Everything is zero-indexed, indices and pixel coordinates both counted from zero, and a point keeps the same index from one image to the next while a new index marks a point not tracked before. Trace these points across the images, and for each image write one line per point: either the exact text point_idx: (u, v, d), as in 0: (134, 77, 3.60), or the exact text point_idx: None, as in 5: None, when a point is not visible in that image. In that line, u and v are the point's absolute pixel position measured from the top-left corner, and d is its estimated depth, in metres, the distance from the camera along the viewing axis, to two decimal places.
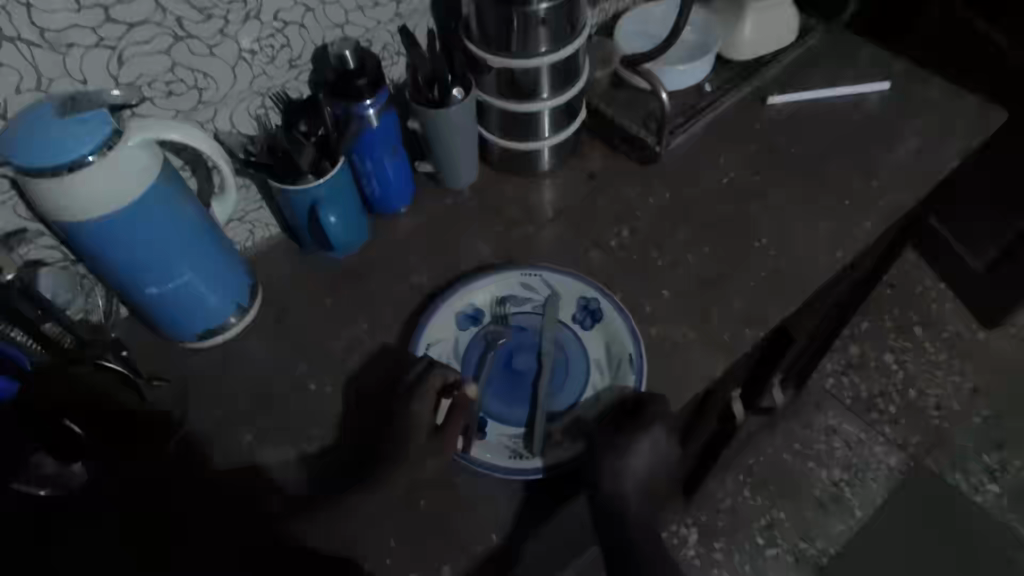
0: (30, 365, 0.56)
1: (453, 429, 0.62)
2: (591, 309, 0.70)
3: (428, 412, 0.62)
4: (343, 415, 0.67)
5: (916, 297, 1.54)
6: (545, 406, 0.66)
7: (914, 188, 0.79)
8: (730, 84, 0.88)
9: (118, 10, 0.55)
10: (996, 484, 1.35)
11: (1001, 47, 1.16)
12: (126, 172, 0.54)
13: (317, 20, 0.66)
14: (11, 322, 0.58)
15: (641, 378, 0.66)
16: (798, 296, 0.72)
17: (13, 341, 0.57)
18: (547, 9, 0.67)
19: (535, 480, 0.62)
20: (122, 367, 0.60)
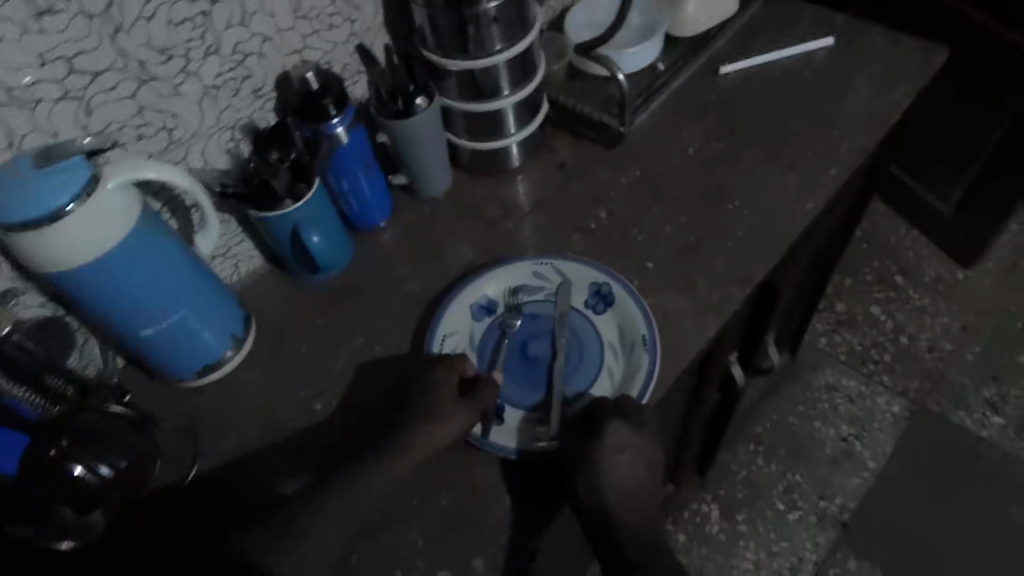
0: (36, 417, 0.58)
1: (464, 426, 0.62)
2: (604, 295, 0.71)
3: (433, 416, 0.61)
4: (350, 428, 0.67)
5: (892, 247, 1.58)
6: (561, 391, 0.67)
7: (872, 134, 0.82)
8: (682, 61, 0.90)
9: (81, 60, 0.56)
10: (999, 416, 1.38)
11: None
12: (106, 216, 0.54)
13: (276, 48, 0.68)
14: (15, 381, 0.58)
15: (647, 389, 0.65)
16: (777, 249, 0.74)
17: (19, 398, 0.58)
18: (497, 8, 0.69)
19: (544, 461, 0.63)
20: (128, 409, 0.63)
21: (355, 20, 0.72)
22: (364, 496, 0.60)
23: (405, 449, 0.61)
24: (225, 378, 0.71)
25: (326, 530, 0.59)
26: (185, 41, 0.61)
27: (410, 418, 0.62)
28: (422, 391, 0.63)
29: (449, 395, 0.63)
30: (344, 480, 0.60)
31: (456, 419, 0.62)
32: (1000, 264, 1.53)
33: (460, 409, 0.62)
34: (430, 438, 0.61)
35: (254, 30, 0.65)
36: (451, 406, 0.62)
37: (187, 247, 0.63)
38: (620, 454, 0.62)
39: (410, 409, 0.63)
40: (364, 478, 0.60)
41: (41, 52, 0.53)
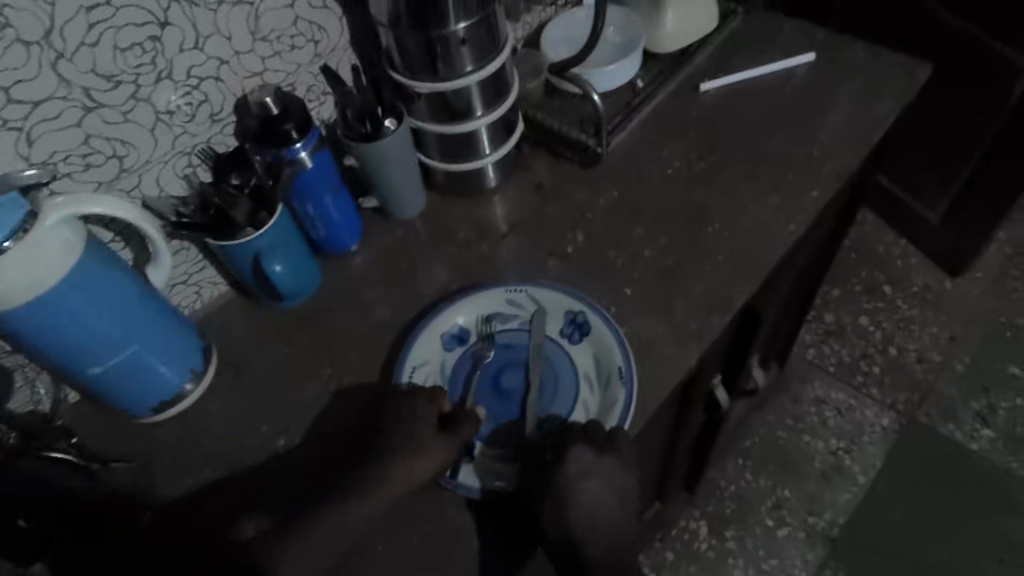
0: None
1: (437, 466, 0.59)
2: (579, 323, 0.68)
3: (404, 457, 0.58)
4: (310, 458, 0.64)
5: (880, 256, 1.56)
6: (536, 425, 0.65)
7: (855, 152, 0.80)
8: (661, 77, 0.88)
9: (19, 89, 0.53)
10: (989, 429, 1.37)
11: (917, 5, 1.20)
12: (46, 255, 0.52)
13: (234, 71, 0.65)
14: None
15: (626, 420, 0.63)
16: (758, 273, 0.72)
17: None
18: (465, 29, 0.66)
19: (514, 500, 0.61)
20: (66, 456, 0.59)
21: (319, 41, 0.70)
22: (339, 530, 0.57)
23: (383, 482, 0.58)
24: (185, 412, 0.68)
25: (308, 563, 0.56)
26: (133, 66, 0.58)
27: (385, 451, 0.59)
28: (395, 423, 0.60)
29: (428, 429, 0.60)
30: (324, 515, 0.57)
31: (433, 456, 0.59)
32: (989, 274, 1.52)
33: (436, 449, 0.59)
34: (401, 480, 0.58)
35: (209, 53, 0.62)
36: (423, 442, 0.59)
37: (140, 280, 0.61)
38: (581, 486, 0.59)
39: (383, 443, 0.60)
40: (344, 511, 0.57)
41: None
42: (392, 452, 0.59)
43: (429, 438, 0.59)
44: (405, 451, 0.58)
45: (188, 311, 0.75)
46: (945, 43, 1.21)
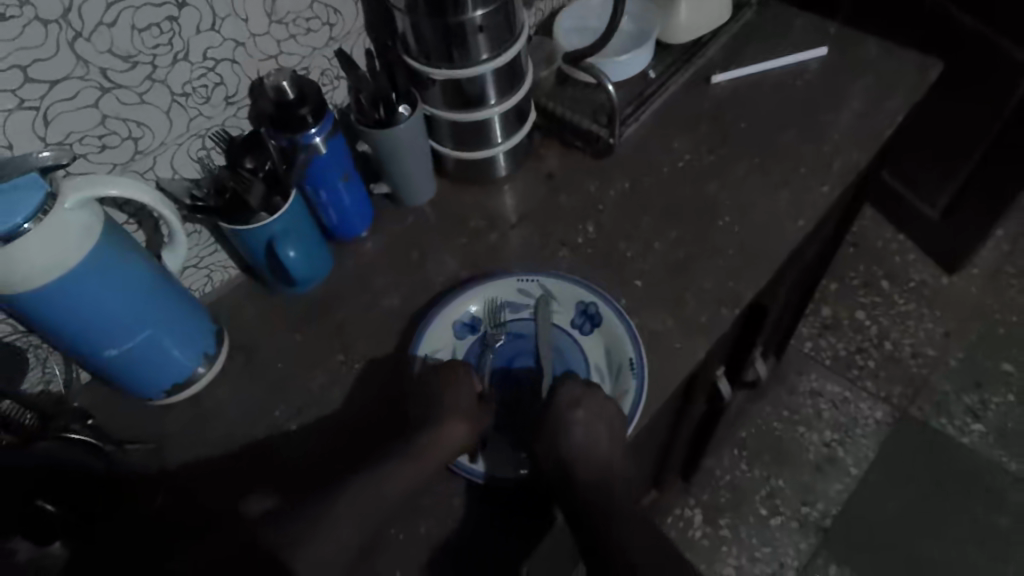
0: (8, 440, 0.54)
1: (476, 426, 0.62)
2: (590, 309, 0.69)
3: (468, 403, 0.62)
4: (312, 453, 0.65)
5: (879, 251, 1.58)
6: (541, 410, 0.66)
7: (865, 149, 0.81)
8: (674, 68, 0.88)
9: (36, 69, 0.54)
10: (980, 423, 1.39)
11: None
12: (65, 238, 0.52)
13: (249, 54, 0.66)
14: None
15: (635, 419, 0.63)
16: (768, 267, 0.73)
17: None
18: (483, 16, 0.66)
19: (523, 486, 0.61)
20: (86, 438, 0.59)
21: (334, 24, 0.71)
22: (381, 499, 0.58)
23: (433, 450, 0.60)
24: (197, 395, 0.69)
25: (333, 547, 0.56)
26: (150, 47, 0.60)
27: (429, 420, 0.61)
28: (437, 398, 0.62)
29: (469, 401, 0.62)
30: (372, 481, 0.58)
31: (476, 423, 0.62)
32: (985, 271, 1.54)
33: (479, 411, 0.62)
34: (447, 436, 0.60)
35: (225, 35, 0.64)
36: (465, 407, 0.62)
37: (154, 264, 0.61)
38: (583, 457, 0.60)
39: (426, 414, 0.62)
40: (390, 477, 0.59)
41: None
42: (432, 419, 0.61)
43: (470, 409, 0.62)
44: (453, 415, 0.61)
45: (199, 294, 0.75)
46: (952, 39, 1.21)
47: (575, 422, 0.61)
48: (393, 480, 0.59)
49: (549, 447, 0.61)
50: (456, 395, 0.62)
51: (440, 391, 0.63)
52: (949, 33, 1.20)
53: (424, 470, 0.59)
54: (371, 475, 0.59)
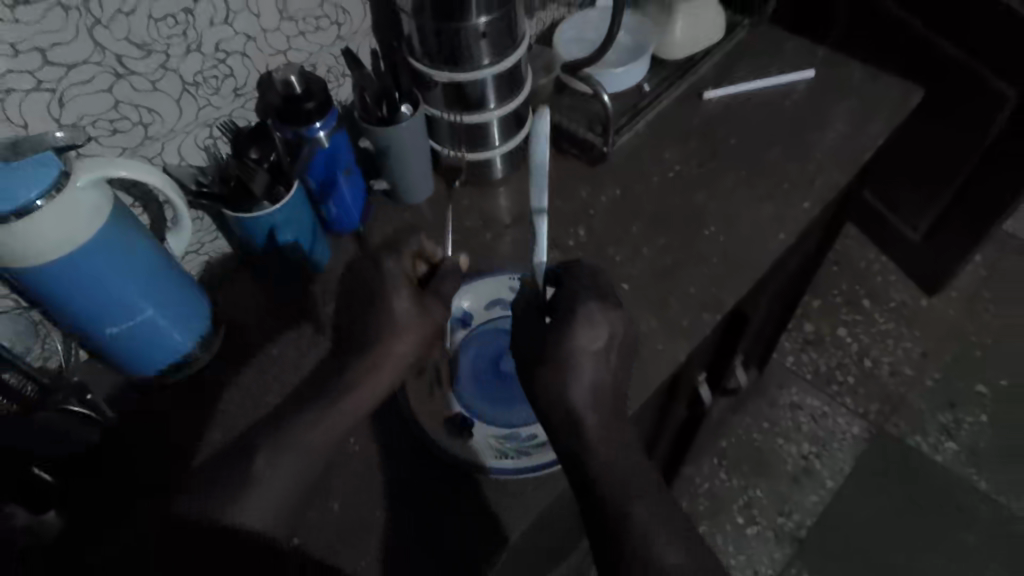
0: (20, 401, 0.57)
1: (419, 327, 0.59)
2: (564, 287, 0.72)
3: (408, 305, 0.59)
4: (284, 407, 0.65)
5: (861, 272, 1.63)
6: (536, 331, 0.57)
7: (847, 168, 0.84)
8: (667, 83, 0.92)
9: (55, 52, 0.57)
10: (954, 442, 1.42)
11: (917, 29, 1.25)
12: (76, 215, 0.54)
13: (259, 48, 0.70)
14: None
15: None
16: (748, 276, 0.76)
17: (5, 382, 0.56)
18: (486, 23, 0.69)
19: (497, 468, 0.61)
20: (88, 411, 0.63)
21: (342, 23, 0.75)
22: (325, 433, 0.58)
23: (369, 373, 0.59)
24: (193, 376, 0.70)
25: (287, 479, 0.56)
26: (165, 37, 0.62)
27: (369, 336, 0.59)
28: (369, 309, 0.59)
29: (406, 308, 0.59)
30: (312, 420, 0.58)
31: (418, 333, 0.59)
32: (963, 294, 1.58)
33: (417, 309, 0.59)
34: (385, 347, 0.58)
35: (237, 29, 0.67)
36: (405, 313, 0.59)
37: (156, 245, 0.63)
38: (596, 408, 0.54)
39: (361, 326, 0.59)
40: (329, 410, 0.58)
41: (13, 42, 0.55)
42: (369, 337, 0.59)
43: (415, 316, 0.59)
44: (394, 330, 0.58)
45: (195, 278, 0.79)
46: (941, 70, 1.25)
47: (584, 364, 0.54)
48: (331, 411, 0.58)
49: (554, 396, 0.54)
50: (397, 292, 0.58)
51: (387, 286, 0.58)
52: (937, 66, 1.24)
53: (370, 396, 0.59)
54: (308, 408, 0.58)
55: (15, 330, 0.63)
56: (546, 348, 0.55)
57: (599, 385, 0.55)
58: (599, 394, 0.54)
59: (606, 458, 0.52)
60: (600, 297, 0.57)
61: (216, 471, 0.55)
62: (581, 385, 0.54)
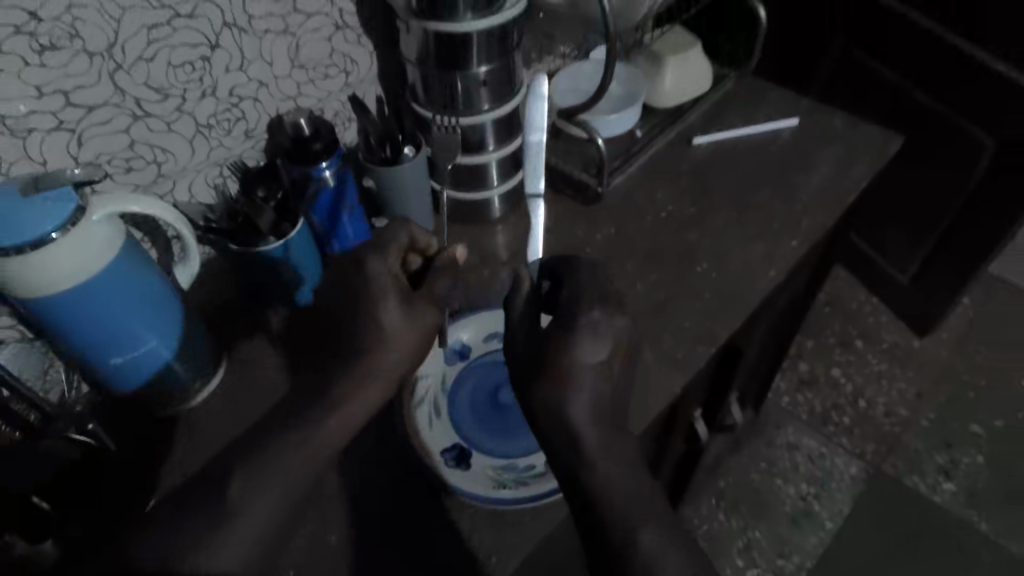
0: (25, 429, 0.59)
1: (408, 333, 0.57)
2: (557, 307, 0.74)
3: (396, 312, 0.56)
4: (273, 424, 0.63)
5: (852, 313, 1.65)
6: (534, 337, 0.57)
7: (832, 209, 0.88)
8: (658, 128, 0.95)
9: (77, 95, 0.60)
10: (951, 483, 1.42)
11: (896, 83, 1.33)
12: (90, 248, 0.56)
13: (271, 93, 0.74)
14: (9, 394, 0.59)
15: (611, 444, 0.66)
16: (740, 311, 0.78)
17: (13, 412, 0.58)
18: (486, 72, 0.73)
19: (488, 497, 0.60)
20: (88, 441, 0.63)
21: (350, 72, 0.79)
22: (312, 448, 0.55)
23: (357, 388, 0.56)
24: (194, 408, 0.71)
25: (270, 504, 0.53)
26: (182, 82, 0.66)
27: (355, 348, 0.56)
28: (354, 315, 0.57)
29: (394, 314, 0.56)
30: (300, 438, 0.55)
31: (408, 341, 0.57)
32: (953, 336, 1.61)
33: (405, 315, 0.57)
34: (371, 360, 0.56)
35: (251, 76, 0.71)
36: (393, 320, 0.56)
37: (163, 278, 0.64)
38: (595, 423, 0.53)
39: (346, 337, 0.57)
40: (318, 427, 0.56)
41: (38, 85, 0.58)
42: (356, 346, 0.56)
43: (402, 321, 0.57)
44: (382, 337, 0.56)
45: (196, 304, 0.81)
46: (919, 116, 1.33)
47: (587, 375, 0.53)
48: (320, 425, 0.55)
49: (551, 416, 0.54)
50: (384, 297, 0.56)
51: (374, 291, 0.56)
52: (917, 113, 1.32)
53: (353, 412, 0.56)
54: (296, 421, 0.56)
55: (27, 360, 0.65)
56: (547, 358, 0.54)
57: (598, 398, 0.54)
58: (598, 406, 0.54)
59: (606, 482, 0.52)
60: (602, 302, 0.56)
61: (199, 496, 0.53)
62: (577, 391, 0.53)
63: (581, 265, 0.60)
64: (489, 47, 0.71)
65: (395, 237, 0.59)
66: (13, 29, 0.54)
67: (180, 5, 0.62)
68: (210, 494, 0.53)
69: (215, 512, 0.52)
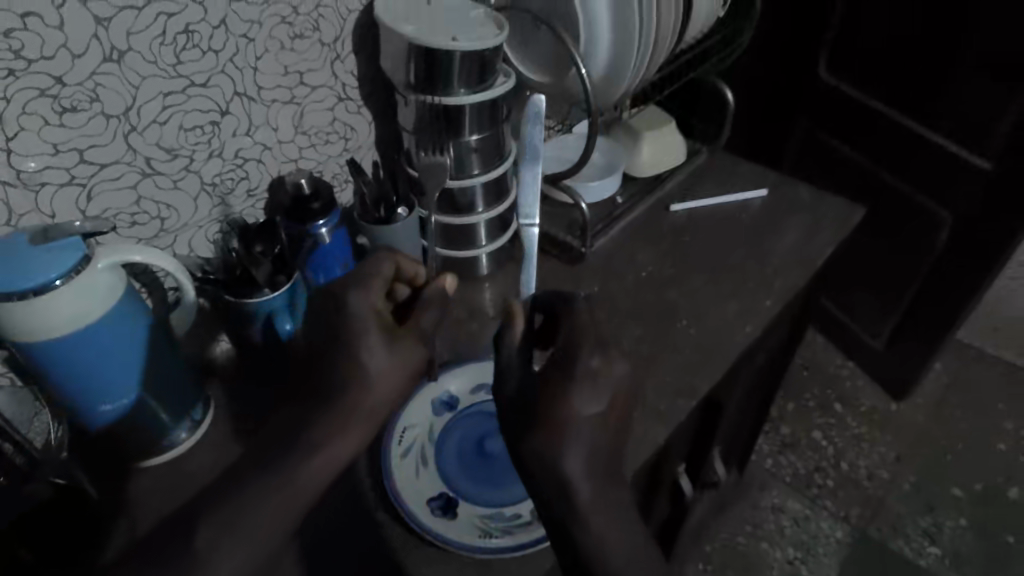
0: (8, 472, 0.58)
1: (396, 366, 0.58)
2: (539, 352, 0.78)
3: (381, 347, 0.58)
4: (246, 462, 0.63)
5: (830, 376, 1.69)
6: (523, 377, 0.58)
7: (801, 271, 0.93)
8: (637, 196, 1.02)
9: (91, 153, 0.64)
10: (936, 547, 1.41)
11: (863, 162, 1.45)
12: (91, 296, 0.58)
13: (274, 155, 0.78)
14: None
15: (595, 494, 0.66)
16: (718, 366, 0.81)
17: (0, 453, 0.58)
18: (477, 140, 0.78)
19: (478, 548, 0.62)
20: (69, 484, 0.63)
21: (349, 138, 0.85)
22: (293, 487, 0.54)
23: (341, 428, 0.56)
24: (179, 457, 0.71)
25: (245, 553, 0.53)
26: (191, 144, 0.70)
27: (336, 383, 0.57)
28: (339, 349, 0.58)
29: (379, 349, 0.58)
30: (275, 480, 0.55)
31: (393, 370, 0.58)
32: (930, 399, 1.64)
33: (388, 351, 0.58)
34: (350, 396, 0.57)
35: (256, 140, 0.76)
36: (376, 355, 0.58)
37: (160, 329, 0.66)
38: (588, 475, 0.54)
39: (325, 377, 0.57)
40: (299, 468, 0.55)
41: (56, 143, 0.61)
42: (339, 382, 0.57)
43: (385, 352, 0.58)
44: (365, 368, 0.57)
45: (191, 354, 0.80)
46: (886, 193, 1.43)
47: (583, 422, 0.54)
48: (303, 464, 0.55)
49: (539, 463, 0.54)
50: (366, 336, 0.57)
51: (358, 333, 0.58)
52: (884, 190, 1.43)
53: (336, 450, 0.56)
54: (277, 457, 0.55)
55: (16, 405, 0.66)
56: (541, 401, 0.55)
57: (595, 450, 0.54)
58: (592, 455, 0.54)
59: (599, 539, 0.53)
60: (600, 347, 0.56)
61: (176, 540, 0.53)
62: (573, 434, 0.54)
63: (576, 302, 0.61)
64: (480, 116, 0.77)
65: (380, 269, 0.62)
66: (37, 92, 0.58)
67: (196, 75, 0.67)
68: (185, 534, 0.53)
69: (192, 554, 0.52)
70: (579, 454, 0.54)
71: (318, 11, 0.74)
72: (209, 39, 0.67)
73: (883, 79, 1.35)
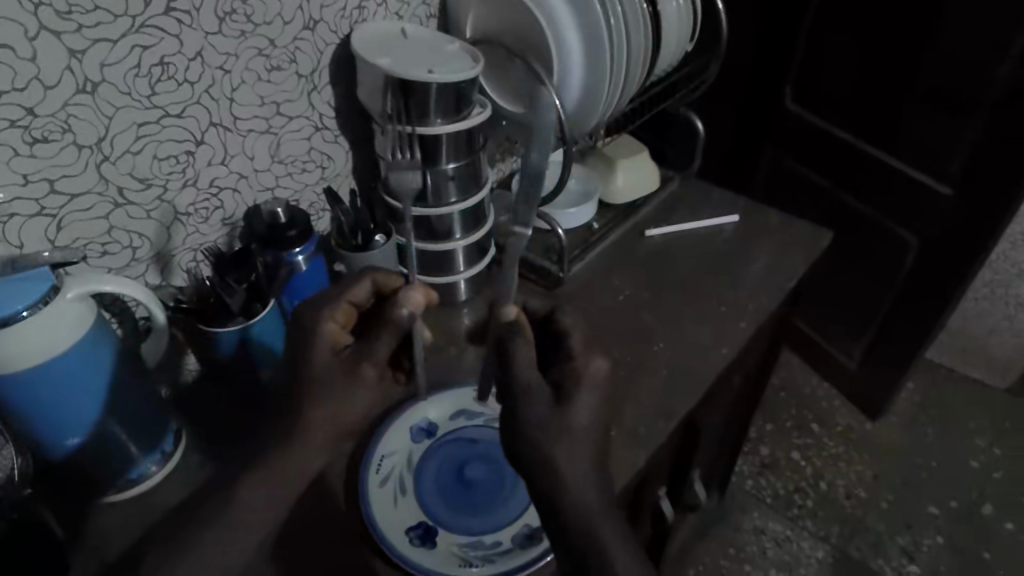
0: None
1: (366, 390, 0.58)
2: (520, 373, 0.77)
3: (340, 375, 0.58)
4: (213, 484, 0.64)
5: (807, 397, 1.71)
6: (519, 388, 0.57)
7: (773, 293, 0.95)
8: (612, 223, 1.03)
9: (62, 183, 0.63)
10: (915, 565, 1.42)
11: (828, 186, 1.50)
12: (61, 327, 0.57)
13: (249, 184, 0.79)
14: None
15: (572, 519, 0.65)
16: (695, 389, 0.82)
17: None
18: (453, 168, 0.79)
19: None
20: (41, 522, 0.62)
21: (326, 167, 0.86)
22: (267, 501, 0.56)
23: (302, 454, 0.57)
24: (147, 492, 0.70)
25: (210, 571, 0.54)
26: (164, 174, 0.70)
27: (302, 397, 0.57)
28: (316, 375, 0.57)
29: (334, 372, 0.58)
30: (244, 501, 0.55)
31: (347, 394, 0.57)
32: (904, 418, 1.67)
33: (355, 385, 0.58)
34: (316, 420, 0.56)
35: (232, 169, 0.76)
36: (344, 384, 0.57)
37: (130, 361, 0.65)
38: (567, 497, 0.54)
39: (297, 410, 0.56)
40: (262, 491, 0.56)
41: (26, 173, 0.61)
42: (304, 401, 0.57)
43: (345, 383, 0.58)
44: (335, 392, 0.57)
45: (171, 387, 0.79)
46: (858, 222, 1.47)
47: (569, 442, 0.55)
48: (273, 481, 0.56)
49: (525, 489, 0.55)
50: (328, 374, 0.57)
51: (324, 360, 0.58)
52: (853, 216, 1.48)
53: (299, 469, 0.57)
54: (251, 480, 0.56)
55: None
56: (540, 431, 0.55)
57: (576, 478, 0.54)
58: (572, 477, 0.54)
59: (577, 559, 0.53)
60: (577, 374, 0.58)
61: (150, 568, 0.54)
62: (547, 459, 0.54)
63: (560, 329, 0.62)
64: (457, 145, 0.78)
65: (357, 288, 0.63)
66: (8, 122, 0.58)
67: (170, 106, 0.68)
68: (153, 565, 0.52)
69: None
70: (560, 474, 0.54)
71: (295, 44, 0.75)
72: (184, 71, 0.67)
73: (846, 110, 1.40)
